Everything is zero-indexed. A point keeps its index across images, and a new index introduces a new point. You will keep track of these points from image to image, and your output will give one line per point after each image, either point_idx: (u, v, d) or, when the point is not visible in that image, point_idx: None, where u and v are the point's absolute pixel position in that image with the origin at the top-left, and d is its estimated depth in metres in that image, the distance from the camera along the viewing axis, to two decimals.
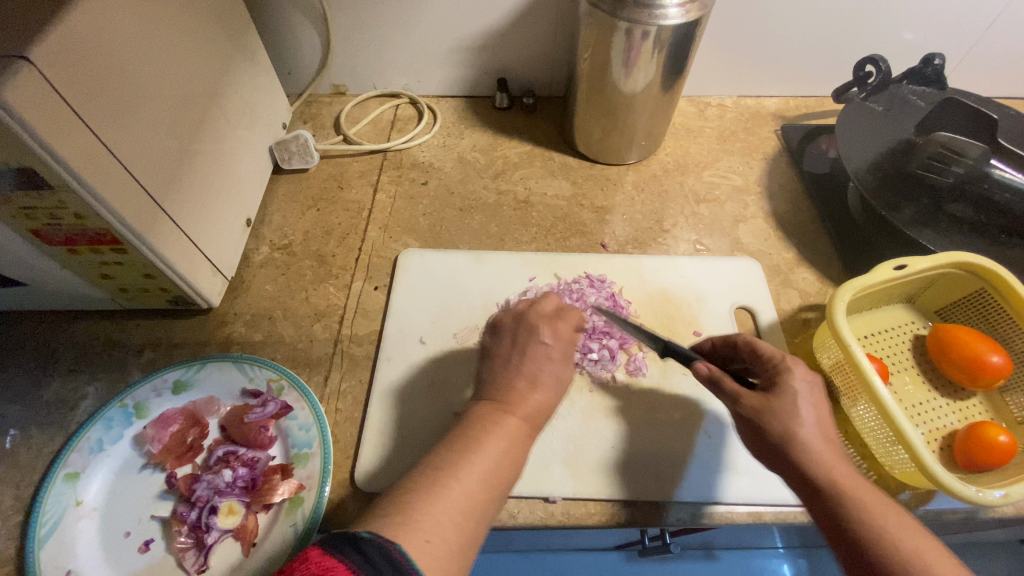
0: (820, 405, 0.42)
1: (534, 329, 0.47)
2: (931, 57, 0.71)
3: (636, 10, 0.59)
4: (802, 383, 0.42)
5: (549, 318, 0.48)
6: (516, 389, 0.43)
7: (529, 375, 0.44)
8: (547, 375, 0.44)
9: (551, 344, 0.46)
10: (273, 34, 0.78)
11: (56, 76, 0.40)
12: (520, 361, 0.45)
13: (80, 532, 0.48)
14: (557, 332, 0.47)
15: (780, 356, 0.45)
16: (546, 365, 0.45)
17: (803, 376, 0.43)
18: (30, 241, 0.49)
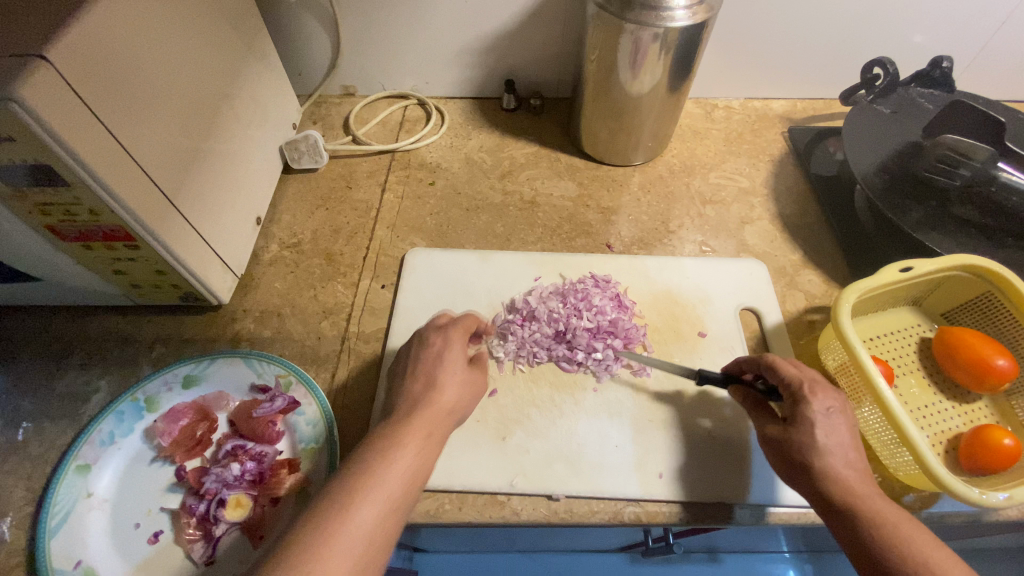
0: (842, 427, 0.42)
1: (425, 337, 0.50)
2: (940, 59, 0.71)
3: (643, 13, 0.59)
4: (818, 414, 0.43)
5: (438, 328, 0.51)
6: (413, 392, 0.45)
7: (425, 378, 0.46)
8: (448, 376, 0.47)
9: (443, 348, 0.49)
10: (284, 35, 0.79)
11: (72, 74, 0.41)
12: (420, 375, 0.47)
13: (90, 523, 0.49)
14: (448, 337, 0.50)
15: (800, 381, 0.45)
16: (446, 366, 0.47)
17: (820, 406, 0.43)
18: (46, 237, 0.50)
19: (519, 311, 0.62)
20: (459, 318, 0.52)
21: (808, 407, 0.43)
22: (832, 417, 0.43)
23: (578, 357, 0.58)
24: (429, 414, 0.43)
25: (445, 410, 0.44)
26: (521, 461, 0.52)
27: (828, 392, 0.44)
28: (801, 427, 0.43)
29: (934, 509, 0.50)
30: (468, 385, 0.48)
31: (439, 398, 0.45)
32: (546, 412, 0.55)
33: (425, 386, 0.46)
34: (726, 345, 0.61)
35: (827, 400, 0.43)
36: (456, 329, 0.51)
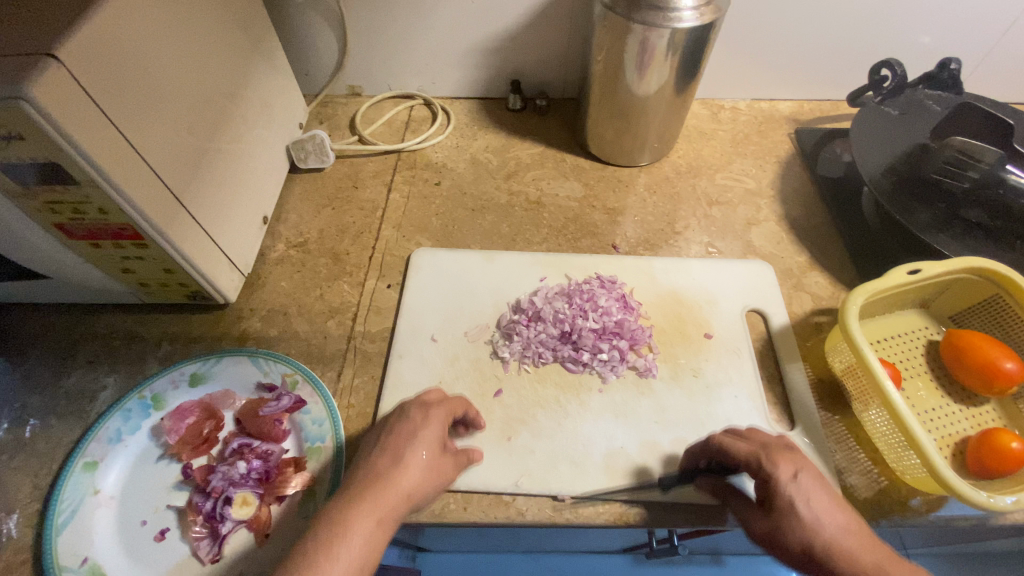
0: (820, 493, 0.39)
1: (405, 409, 0.46)
2: (948, 61, 0.70)
3: (650, 13, 0.59)
4: (789, 487, 0.39)
5: (421, 403, 0.47)
6: (375, 467, 0.41)
7: (392, 453, 0.42)
8: (415, 456, 0.42)
9: (419, 425, 0.45)
10: (291, 35, 0.79)
11: (83, 73, 0.41)
12: (390, 443, 0.43)
13: (97, 520, 0.49)
14: (429, 414, 0.46)
15: (754, 454, 0.42)
16: (418, 445, 0.43)
17: (785, 476, 0.40)
18: (55, 235, 0.50)
19: (524, 311, 0.62)
20: (445, 397, 0.49)
21: (776, 481, 0.40)
22: (802, 484, 0.40)
23: (583, 358, 0.58)
24: (385, 497, 0.39)
25: (403, 496, 0.40)
26: (525, 462, 0.52)
27: (784, 454, 0.42)
28: (783, 509, 0.39)
29: (940, 513, 0.50)
30: (437, 471, 0.43)
31: (400, 478, 0.41)
32: (551, 413, 0.55)
33: (390, 461, 0.42)
34: (732, 346, 0.61)
35: (790, 462, 0.41)
36: (438, 407, 0.47)
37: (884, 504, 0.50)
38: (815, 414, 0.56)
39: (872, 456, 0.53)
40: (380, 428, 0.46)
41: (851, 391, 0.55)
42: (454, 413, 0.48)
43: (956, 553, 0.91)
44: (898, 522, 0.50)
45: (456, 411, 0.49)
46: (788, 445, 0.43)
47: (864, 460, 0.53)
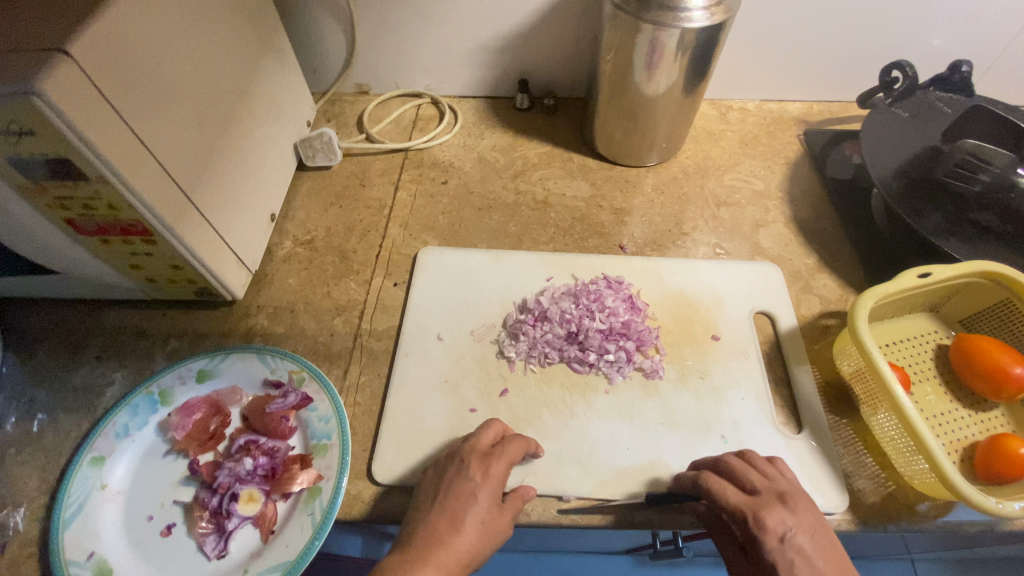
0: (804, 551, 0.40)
1: (464, 466, 0.47)
2: (960, 62, 0.70)
3: (660, 13, 0.59)
4: (774, 552, 0.40)
5: (481, 455, 0.48)
6: (434, 529, 0.42)
7: (453, 516, 0.43)
8: (475, 521, 0.43)
9: (478, 486, 0.45)
10: (300, 32, 0.79)
11: (94, 70, 0.41)
12: (448, 501, 0.44)
13: (104, 514, 0.49)
14: (488, 472, 0.46)
15: (743, 510, 0.43)
16: (476, 509, 0.44)
17: (772, 539, 0.41)
18: (64, 230, 0.50)
19: (531, 311, 0.62)
20: (506, 444, 0.49)
21: (762, 543, 0.41)
22: (789, 547, 0.40)
23: (589, 359, 0.58)
24: (442, 565, 0.40)
25: (459, 563, 0.41)
26: (531, 462, 0.52)
27: (773, 513, 0.42)
28: (766, 568, 0.41)
29: (949, 519, 0.50)
30: (493, 534, 0.44)
31: (458, 544, 0.42)
32: (557, 413, 0.55)
33: (448, 525, 0.43)
34: (739, 348, 0.60)
35: (778, 523, 0.41)
36: (499, 463, 0.47)
37: (892, 509, 0.50)
38: (822, 417, 0.56)
39: (879, 461, 0.53)
40: (439, 481, 0.47)
41: (859, 395, 0.55)
42: (515, 461, 0.48)
43: (961, 558, 0.90)
44: (905, 527, 0.49)
45: (516, 458, 0.48)
46: (780, 497, 0.44)
47: (872, 464, 0.53)
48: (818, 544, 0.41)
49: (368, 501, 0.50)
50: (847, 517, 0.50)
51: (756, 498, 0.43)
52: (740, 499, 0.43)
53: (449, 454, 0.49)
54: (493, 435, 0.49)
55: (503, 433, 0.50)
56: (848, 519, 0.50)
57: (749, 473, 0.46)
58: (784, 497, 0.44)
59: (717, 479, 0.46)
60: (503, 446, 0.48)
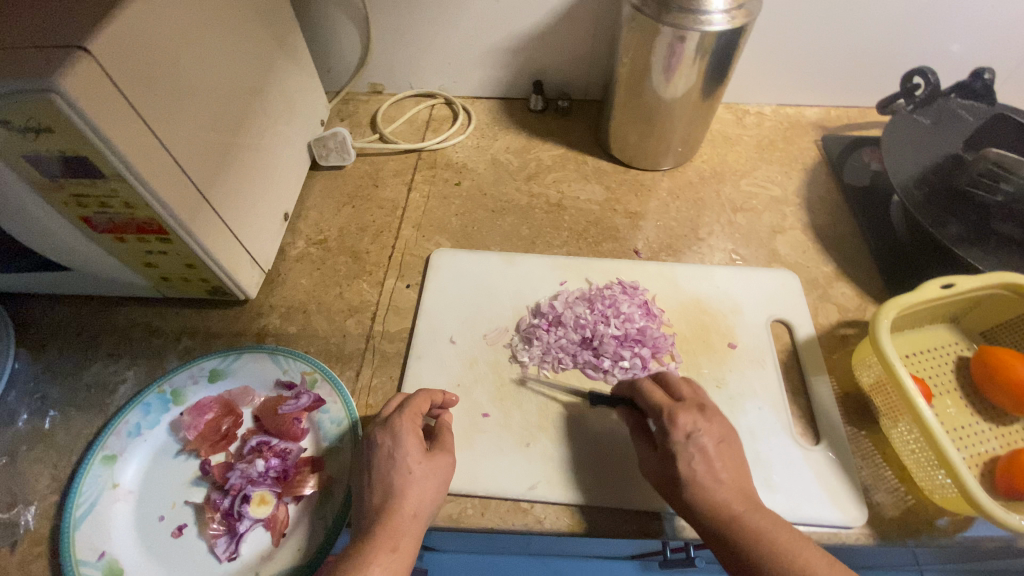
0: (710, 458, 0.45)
1: (372, 438, 0.47)
2: (982, 70, 0.69)
3: (680, 15, 0.59)
4: (681, 444, 0.45)
5: (385, 421, 0.48)
6: (373, 506, 0.44)
7: (385, 486, 0.44)
8: (407, 478, 0.45)
9: (394, 446, 0.46)
10: (315, 32, 0.79)
11: (113, 67, 0.41)
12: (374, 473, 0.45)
13: (115, 514, 0.49)
14: (397, 432, 0.47)
15: (661, 408, 0.48)
16: (402, 464, 0.45)
17: (681, 435, 0.45)
18: (79, 227, 0.50)
19: (544, 315, 0.61)
20: (406, 404, 0.50)
21: (671, 437, 0.46)
22: (694, 442, 0.45)
23: (604, 365, 0.57)
24: (394, 528, 0.42)
25: (409, 516, 0.43)
26: (543, 469, 0.52)
27: (689, 414, 0.47)
28: (670, 459, 0.45)
29: (970, 534, 0.49)
30: (432, 474, 0.46)
31: (402, 504, 0.43)
32: (571, 420, 0.55)
33: (385, 496, 0.44)
34: (756, 357, 0.59)
35: (689, 423, 0.46)
36: (402, 419, 0.48)
37: (911, 524, 0.49)
38: (840, 429, 0.55)
39: (899, 474, 0.52)
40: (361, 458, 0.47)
41: (879, 407, 0.54)
42: (421, 412, 0.49)
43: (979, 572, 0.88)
44: (925, 542, 0.49)
45: (423, 410, 0.50)
46: (700, 404, 0.48)
47: (890, 477, 0.52)
48: (721, 451, 0.45)
49: None
50: (865, 531, 0.49)
51: (677, 403, 0.48)
52: (664, 398, 0.48)
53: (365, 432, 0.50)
54: (395, 405, 0.51)
55: (404, 399, 0.51)
56: (866, 533, 0.49)
57: (681, 385, 0.50)
58: (703, 406, 0.48)
59: (650, 382, 0.51)
60: (398, 408, 0.49)
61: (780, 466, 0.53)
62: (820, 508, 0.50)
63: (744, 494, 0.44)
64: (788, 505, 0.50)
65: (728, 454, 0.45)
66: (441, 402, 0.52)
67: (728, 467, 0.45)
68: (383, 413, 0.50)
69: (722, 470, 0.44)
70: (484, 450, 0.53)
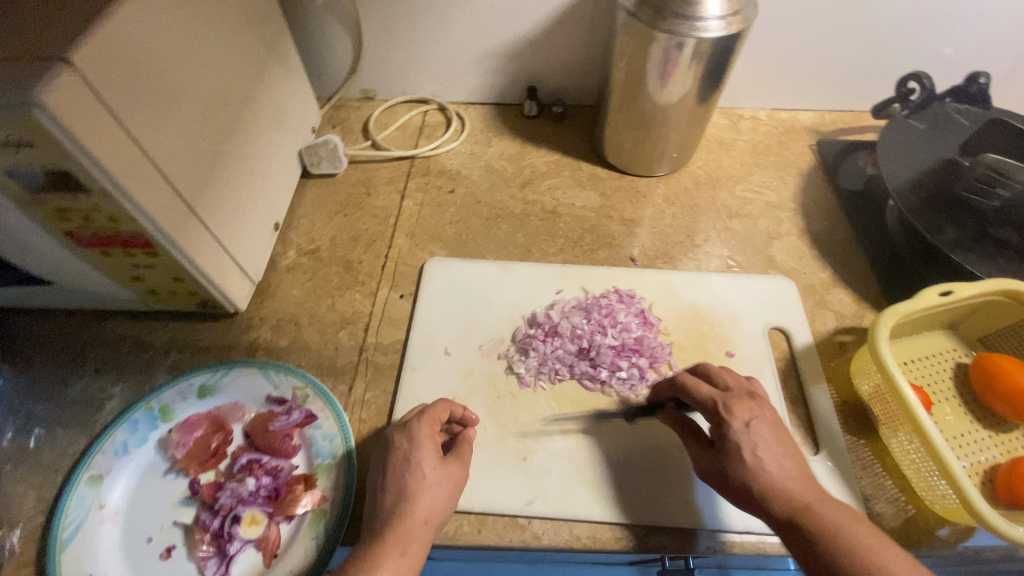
0: (773, 448, 0.43)
1: (390, 440, 0.47)
2: (976, 74, 0.68)
3: (675, 22, 0.58)
4: (739, 434, 0.44)
5: (403, 425, 0.48)
6: (385, 507, 0.43)
7: (398, 488, 0.44)
8: (421, 484, 0.44)
9: (411, 449, 0.46)
10: (305, 38, 0.78)
11: (97, 79, 0.40)
12: (389, 476, 0.45)
13: (102, 536, 0.48)
14: (415, 436, 0.47)
15: (713, 400, 0.46)
16: (418, 469, 0.45)
17: (738, 424, 0.44)
18: (62, 242, 0.49)
19: (541, 325, 0.60)
20: (427, 409, 0.49)
21: (729, 426, 0.44)
22: (753, 431, 0.44)
23: (601, 376, 0.56)
24: (403, 531, 0.41)
25: (419, 522, 0.42)
26: (540, 483, 0.51)
27: (743, 404, 0.46)
28: (729, 449, 0.44)
29: (972, 543, 0.48)
30: (445, 482, 0.45)
31: (414, 508, 0.43)
32: (569, 432, 0.54)
33: (398, 498, 0.43)
34: (754, 366, 0.59)
35: (745, 412, 0.45)
36: (421, 424, 0.47)
37: (913, 534, 0.49)
38: (840, 438, 0.54)
39: (899, 484, 0.52)
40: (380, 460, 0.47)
41: (879, 416, 0.54)
42: (440, 419, 0.49)
43: None
44: (926, 552, 0.48)
45: (442, 417, 0.49)
46: (750, 394, 0.47)
47: (890, 487, 0.52)
48: (778, 437, 0.44)
49: None
50: None
51: (727, 393, 0.47)
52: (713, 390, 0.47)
53: (380, 438, 0.50)
54: (415, 411, 0.50)
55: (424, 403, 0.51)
56: None
57: (725, 375, 0.49)
58: (754, 395, 0.47)
59: (691, 378, 0.49)
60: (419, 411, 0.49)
61: None
62: None
63: (812, 484, 0.42)
64: None
65: (785, 441, 0.45)
66: (460, 417, 0.52)
67: (790, 454, 0.44)
68: (403, 418, 0.50)
69: (786, 458, 0.43)
70: (479, 464, 0.52)
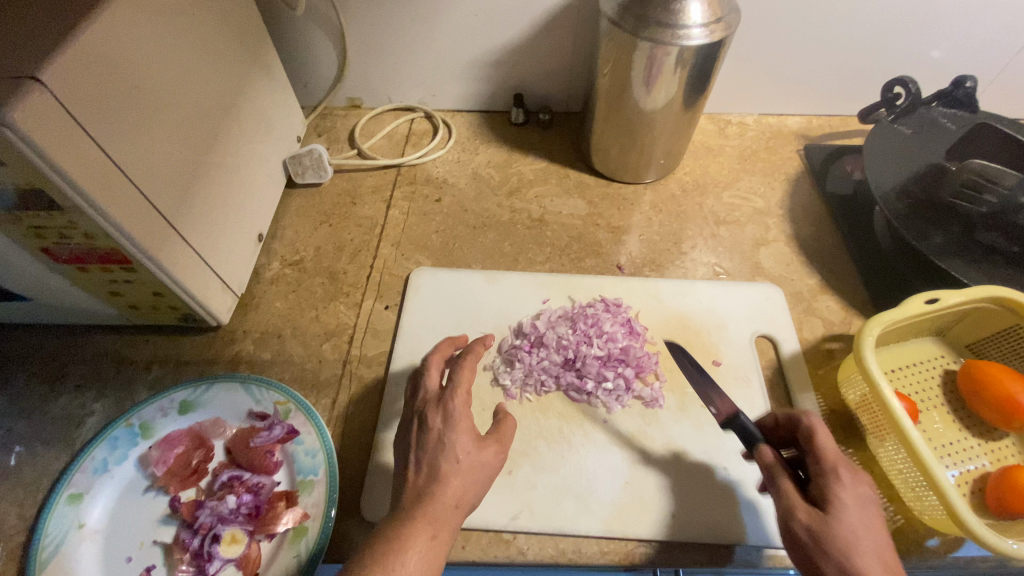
0: (880, 534, 0.36)
1: (424, 418, 0.44)
2: (964, 78, 0.67)
3: (658, 30, 0.58)
4: (851, 508, 0.37)
5: (437, 401, 0.45)
6: (415, 488, 0.41)
7: (428, 468, 0.41)
8: (452, 465, 0.41)
9: (444, 428, 0.43)
10: (289, 47, 0.78)
11: (68, 96, 0.39)
12: (419, 454, 0.43)
13: (81, 556, 0.47)
14: (450, 413, 0.44)
15: (834, 459, 0.39)
16: (450, 452, 0.42)
17: (851, 496, 0.37)
18: (39, 258, 0.48)
19: (526, 336, 0.60)
20: (458, 379, 0.46)
21: (841, 492, 0.37)
22: (868, 509, 0.37)
23: (587, 387, 0.56)
24: (433, 514, 0.39)
25: (450, 507, 0.40)
26: (526, 497, 0.50)
27: (862, 477, 0.39)
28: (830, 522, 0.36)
29: (962, 554, 0.48)
30: (479, 466, 0.42)
31: (444, 492, 0.40)
32: (554, 445, 0.53)
33: (427, 479, 0.41)
34: (741, 374, 0.58)
35: (862, 487, 0.38)
36: (455, 400, 0.44)
37: (902, 545, 0.48)
38: None
39: (887, 493, 0.51)
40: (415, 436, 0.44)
41: (866, 425, 0.53)
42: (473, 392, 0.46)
43: None
44: (914, 563, 0.48)
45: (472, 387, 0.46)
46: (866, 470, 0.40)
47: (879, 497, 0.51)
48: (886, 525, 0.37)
49: (356, 539, 0.48)
50: None
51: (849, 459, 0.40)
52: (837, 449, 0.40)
53: (413, 409, 0.47)
54: (446, 380, 0.47)
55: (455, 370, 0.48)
56: None
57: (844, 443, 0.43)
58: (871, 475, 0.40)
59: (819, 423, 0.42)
60: (452, 384, 0.46)
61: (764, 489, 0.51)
62: None
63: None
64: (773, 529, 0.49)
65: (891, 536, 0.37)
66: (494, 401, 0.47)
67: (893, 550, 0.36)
68: (433, 390, 0.47)
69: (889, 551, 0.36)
70: None
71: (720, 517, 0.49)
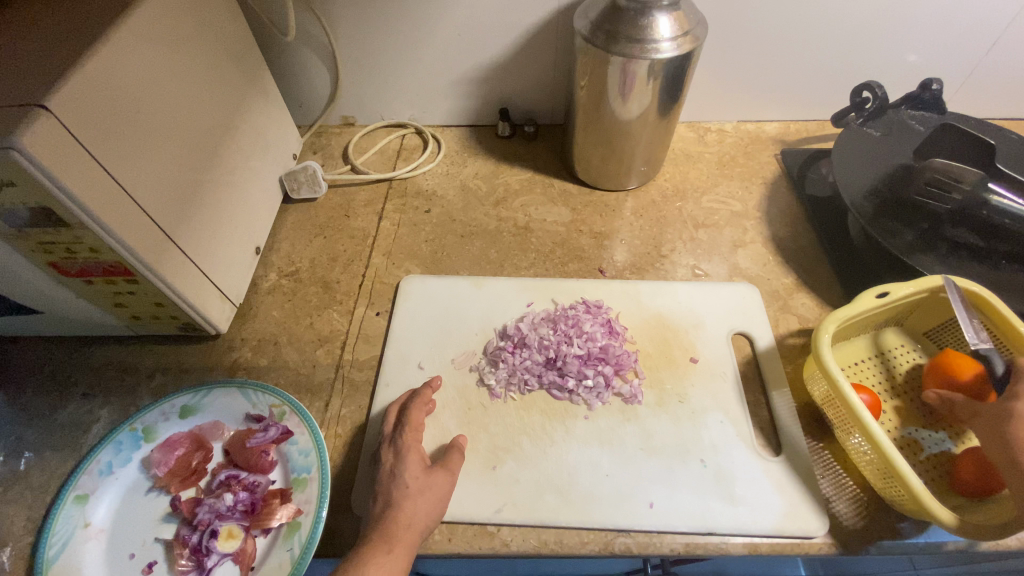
0: None
1: (380, 456, 0.52)
2: (930, 82, 0.70)
3: (629, 46, 0.61)
4: None
5: (390, 440, 0.52)
6: (375, 515, 0.47)
7: (384, 497, 0.48)
8: (403, 491, 0.48)
9: (396, 463, 0.50)
10: (285, 70, 0.82)
11: (72, 121, 0.43)
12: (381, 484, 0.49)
13: (87, 553, 0.49)
14: (400, 450, 0.51)
15: None
16: (401, 479, 0.48)
17: None
18: (47, 272, 0.51)
19: (510, 337, 0.63)
20: (404, 419, 0.54)
21: None
22: None
23: (569, 385, 0.58)
24: (389, 532, 0.45)
25: (404, 526, 0.46)
26: (511, 490, 0.52)
27: None
28: None
29: (931, 537, 0.49)
30: (429, 489, 0.48)
31: (399, 513, 0.46)
32: (537, 441, 0.55)
33: (385, 505, 0.47)
34: (718, 370, 0.60)
35: None
36: (404, 437, 0.52)
37: (876, 530, 0.50)
38: (801, 440, 0.55)
39: (860, 483, 0.53)
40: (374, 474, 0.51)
41: (833, 420, 0.54)
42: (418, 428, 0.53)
43: None
44: (889, 546, 0.49)
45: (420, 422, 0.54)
46: None
47: (852, 486, 0.53)
48: None
49: (347, 533, 0.50)
50: (829, 540, 0.49)
51: None
52: None
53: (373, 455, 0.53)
54: (394, 418, 0.55)
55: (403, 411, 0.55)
56: (830, 542, 0.50)
57: None
58: None
59: None
60: (401, 425, 0.53)
61: (741, 479, 0.53)
62: (783, 519, 0.50)
63: None
64: (749, 517, 0.50)
65: None
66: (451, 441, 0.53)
67: None
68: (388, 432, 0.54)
69: None
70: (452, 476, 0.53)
71: (698, 509, 0.51)
